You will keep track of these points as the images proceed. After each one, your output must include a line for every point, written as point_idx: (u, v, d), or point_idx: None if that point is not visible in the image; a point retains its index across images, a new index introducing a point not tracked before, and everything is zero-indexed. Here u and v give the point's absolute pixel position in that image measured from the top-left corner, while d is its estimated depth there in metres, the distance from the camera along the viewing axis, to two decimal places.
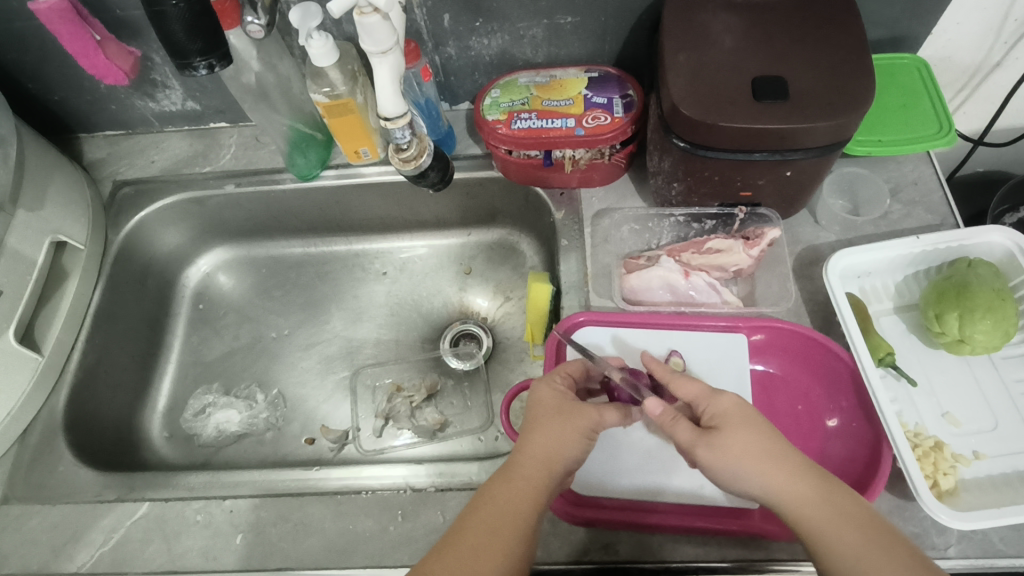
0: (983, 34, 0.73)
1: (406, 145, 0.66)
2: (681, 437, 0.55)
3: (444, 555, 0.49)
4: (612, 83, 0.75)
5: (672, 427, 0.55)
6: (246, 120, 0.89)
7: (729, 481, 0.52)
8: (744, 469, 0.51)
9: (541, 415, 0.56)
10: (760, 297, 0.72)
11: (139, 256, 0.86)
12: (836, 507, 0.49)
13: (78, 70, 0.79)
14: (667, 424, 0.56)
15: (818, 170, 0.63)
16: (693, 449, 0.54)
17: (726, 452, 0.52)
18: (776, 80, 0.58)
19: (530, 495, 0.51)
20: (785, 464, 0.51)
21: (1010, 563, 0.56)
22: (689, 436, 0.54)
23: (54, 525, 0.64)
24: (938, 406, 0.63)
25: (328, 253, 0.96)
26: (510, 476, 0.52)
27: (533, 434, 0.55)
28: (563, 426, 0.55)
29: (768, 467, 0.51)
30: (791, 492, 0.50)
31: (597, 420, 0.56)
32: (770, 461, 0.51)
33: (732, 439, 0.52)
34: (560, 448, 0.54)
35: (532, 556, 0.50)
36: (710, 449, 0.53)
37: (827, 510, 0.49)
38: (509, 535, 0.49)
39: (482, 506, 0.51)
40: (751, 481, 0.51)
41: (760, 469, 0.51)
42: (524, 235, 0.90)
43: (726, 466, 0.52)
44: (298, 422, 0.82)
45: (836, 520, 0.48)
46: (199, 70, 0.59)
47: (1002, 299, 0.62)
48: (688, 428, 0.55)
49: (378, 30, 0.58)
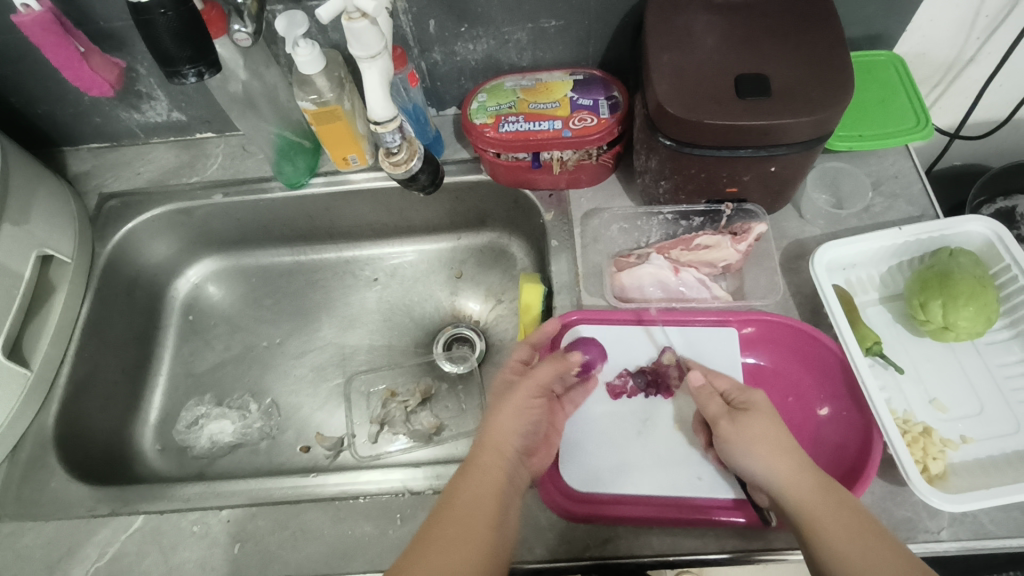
0: (956, 30, 0.75)
1: (396, 148, 0.66)
2: (711, 410, 0.58)
3: (420, 554, 0.48)
4: (597, 85, 0.76)
5: (705, 401, 0.58)
6: (233, 129, 0.89)
7: (743, 461, 0.54)
8: (758, 450, 0.53)
9: (489, 408, 0.59)
10: (748, 291, 0.73)
11: (127, 267, 0.85)
12: (833, 495, 0.50)
13: (61, 83, 0.79)
14: (701, 397, 0.59)
15: (801, 166, 0.64)
16: (716, 421, 0.57)
17: (743, 432, 0.54)
18: (758, 78, 0.59)
19: (496, 482, 0.53)
20: (789, 448, 0.53)
21: (1000, 544, 0.57)
22: (717, 409, 0.57)
23: (47, 541, 0.63)
24: (926, 393, 0.65)
25: (317, 261, 0.95)
26: (471, 471, 0.54)
27: (484, 426, 0.57)
28: (510, 405, 0.57)
29: (779, 454, 0.53)
30: (793, 483, 0.51)
31: (536, 386, 0.59)
32: (778, 446, 0.53)
33: (751, 421, 0.55)
34: (515, 426, 0.57)
35: (508, 542, 0.50)
36: (732, 423, 0.55)
37: (827, 501, 0.50)
38: (482, 521, 0.50)
39: (456, 499, 0.52)
40: (761, 465, 0.53)
41: (769, 457, 0.53)
42: (514, 238, 0.91)
43: (742, 443, 0.54)
44: (291, 430, 0.81)
45: (834, 515, 0.49)
46: (188, 77, 0.59)
47: (983, 286, 0.64)
48: (719, 402, 0.58)
49: (366, 35, 0.58)
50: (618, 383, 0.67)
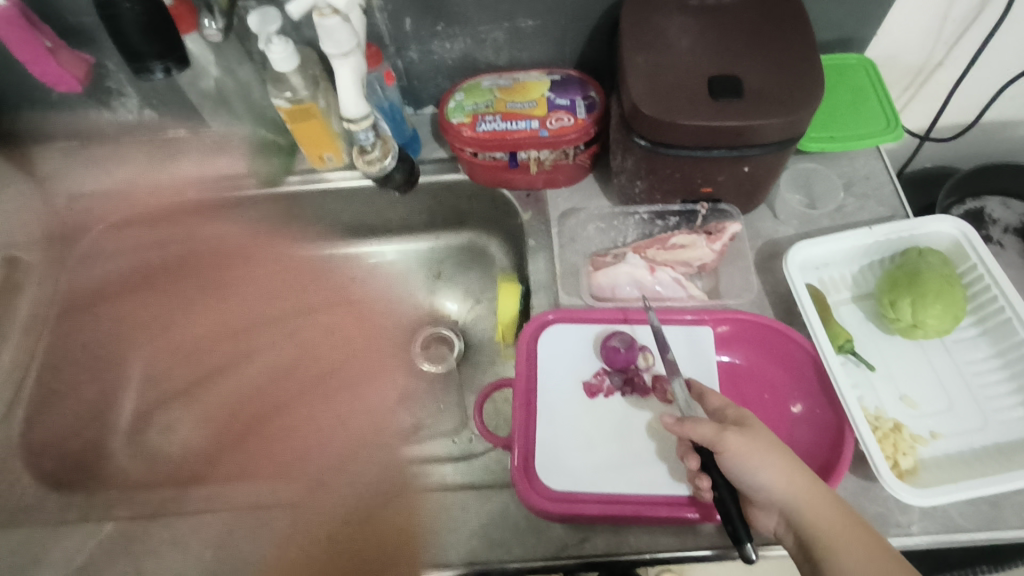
0: (925, 34, 0.76)
1: (369, 146, 0.66)
2: (703, 434, 0.52)
3: None
4: (574, 85, 0.76)
5: (694, 428, 0.53)
6: (206, 127, 0.88)
7: (752, 477, 0.51)
8: (772, 461, 0.51)
9: None
10: (723, 291, 0.73)
11: (98, 268, 0.84)
12: (844, 517, 0.50)
13: (27, 78, 0.77)
14: (688, 427, 0.53)
15: (773, 166, 0.65)
16: (720, 438, 0.52)
17: (757, 445, 0.52)
18: (731, 80, 0.60)
19: None
20: (797, 461, 0.52)
21: (969, 537, 0.59)
22: (714, 430, 0.52)
23: (12, 549, 0.62)
24: (896, 390, 0.66)
25: (293, 261, 0.94)
26: None
27: None
28: None
29: (792, 467, 0.51)
30: (806, 496, 0.50)
31: None
32: (791, 459, 0.52)
33: (760, 434, 0.52)
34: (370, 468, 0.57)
35: None
36: (745, 437, 0.52)
37: (840, 519, 0.50)
38: None
39: None
40: (777, 478, 0.51)
41: (783, 469, 0.51)
42: (493, 238, 0.90)
43: (757, 454, 0.51)
44: (267, 433, 0.80)
45: (847, 535, 0.49)
46: (156, 73, 0.59)
47: (951, 284, 0.65)
48: (710, 423, 0.53)
49: (338, 32, 0.58)
50: (595, 381, 0.68)
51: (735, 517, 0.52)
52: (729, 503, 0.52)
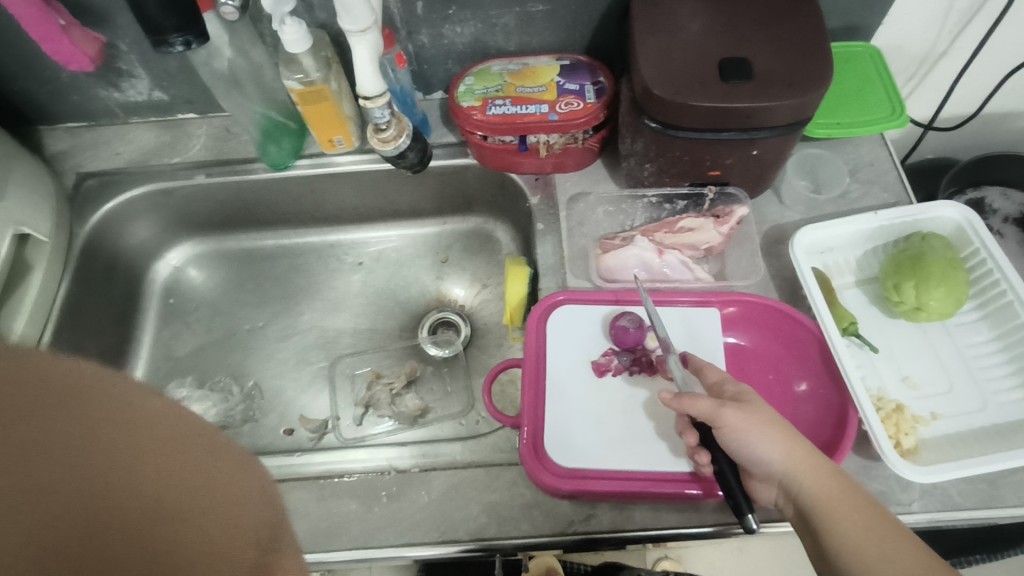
0: (929, 23, 0.77)
1: (385, 125, 0.66)
2: (701, 408, 0.55)
3: None
4: (583, 70, 0.77)
5: (691, 403, 0.55)
6: (216, 110, 0.88)
7: (750, 449, 0.53)
8: (769, 435, 0.52)
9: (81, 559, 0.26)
10: (729, 273, 0.74)
11: (106, 249, 0.84)
12: (843, 489, 0.50)
13: (38, 57, 0.77)
14: (685, 401, 0.55)
15: (781, 150, 0.66)
16: (717, 413, 0.54)
17: (752, 419, 0.53)
18: (742, 62, 0.61)
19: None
20: (795, 436, 0.53)
21: (968, 515, 0.60)
22: (709, 404, 0.54)
23: None
24: (899, 371, 0.67)
25: (301, 244, 0.95)
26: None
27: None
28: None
29: (789, 441, 0.52)
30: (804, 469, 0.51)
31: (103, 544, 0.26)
32: (789, 433, 0.53)
33: (757, 408, 0.54)
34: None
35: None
36: (741, 411, 0.53)
37: (839, 491, 0.50)
38: None
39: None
40: (774, 450, 0.52)
41: (780, 442, 0.52)
42: (499, 223, 0.91)
43: (754, 428, 0.53)
44: (275, 414, 0.81)
45: (847, 508, 0.49)
46: (175, 46, 0.59)
47: (954, 268, 0.66)
48: (707, 399, 0.55)
49: (356, 7, 0.58)
50: (603, 360, 0.68)
51: (734, 488, 0.53)
52: (730, 476, 0.53)
